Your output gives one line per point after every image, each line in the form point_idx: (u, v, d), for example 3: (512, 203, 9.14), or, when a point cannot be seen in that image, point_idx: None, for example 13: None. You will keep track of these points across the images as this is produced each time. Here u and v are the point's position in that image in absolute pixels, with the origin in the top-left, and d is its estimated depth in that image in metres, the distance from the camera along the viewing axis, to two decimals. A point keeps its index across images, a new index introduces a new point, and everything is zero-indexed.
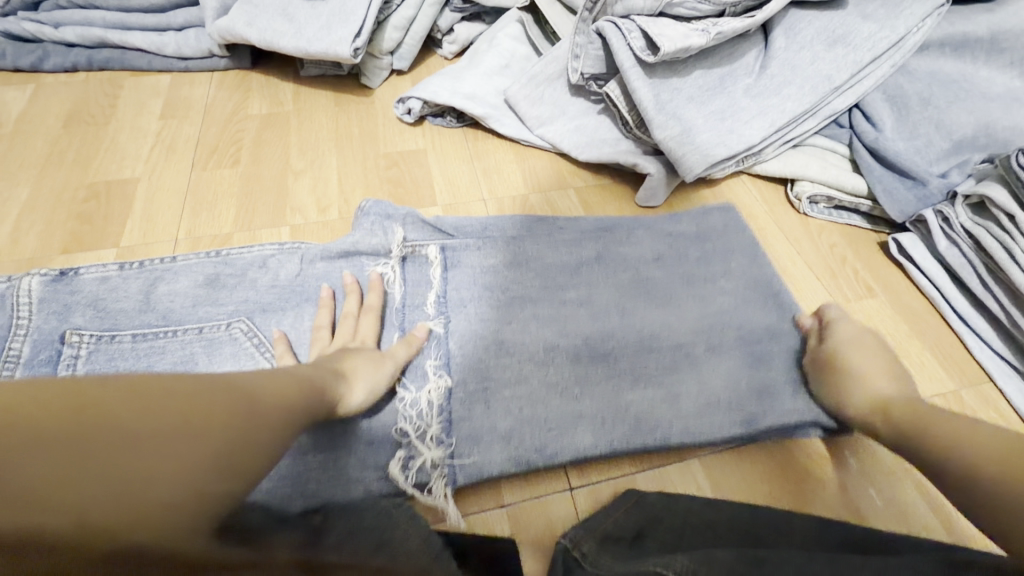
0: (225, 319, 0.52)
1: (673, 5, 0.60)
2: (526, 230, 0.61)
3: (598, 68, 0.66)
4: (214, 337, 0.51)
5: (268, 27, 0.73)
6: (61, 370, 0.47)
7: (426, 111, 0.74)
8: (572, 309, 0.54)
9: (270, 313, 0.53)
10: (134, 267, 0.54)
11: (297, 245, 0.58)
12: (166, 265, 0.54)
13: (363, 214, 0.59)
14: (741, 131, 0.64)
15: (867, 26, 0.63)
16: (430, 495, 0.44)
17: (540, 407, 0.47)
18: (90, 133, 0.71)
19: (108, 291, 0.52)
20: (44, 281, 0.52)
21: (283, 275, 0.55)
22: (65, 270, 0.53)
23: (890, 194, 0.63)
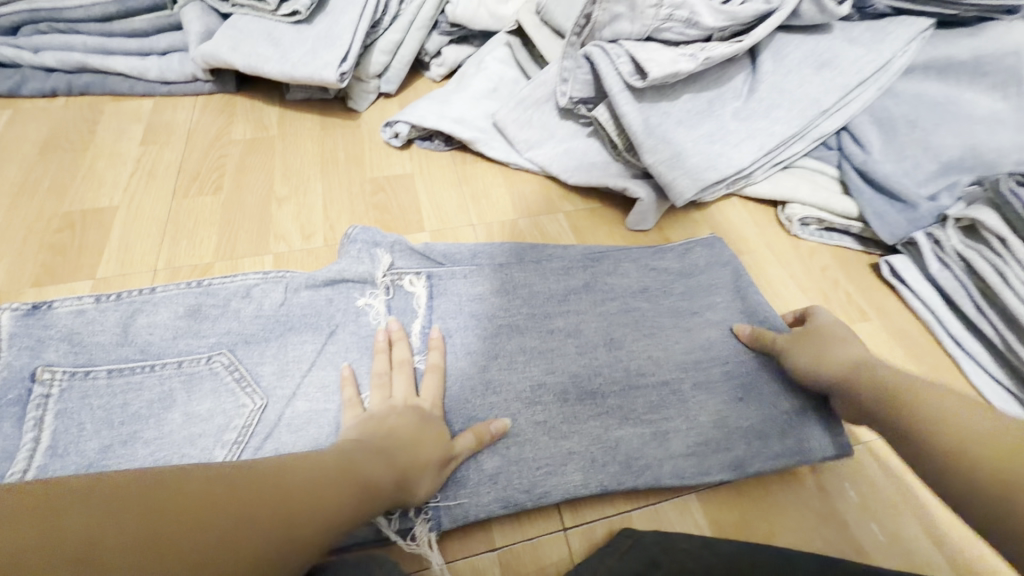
0: (205, 352, 0.50)
1: (661, 30, 0.60)
2: (516, 257, 0.60)
3: (586, 92, 0.66)
4: (193, 372, 0.49)
5: (253, 52, 0.72)
6: (32, 410, 0.45)
7: (414, 135, 0.73)
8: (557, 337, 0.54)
9: (252, 345, 0.51)
10: (111, 299, 0.52)
11: (282, 273, 0.55)
12: (145, 296, 0.52)
13: (349, 240, 0.58)
14: (730, 154, 0.63)
15: (853, 50, 0.64)
16: (415, 543, 0.41)
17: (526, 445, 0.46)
18: (67, 161, 0.69)
19: (84, 324, 0.50)
20: (16, 316, 0.49)
21: (267, 305, 0.53)
22: (38, 304, 0.50)
23: (880, 217, 0.62)
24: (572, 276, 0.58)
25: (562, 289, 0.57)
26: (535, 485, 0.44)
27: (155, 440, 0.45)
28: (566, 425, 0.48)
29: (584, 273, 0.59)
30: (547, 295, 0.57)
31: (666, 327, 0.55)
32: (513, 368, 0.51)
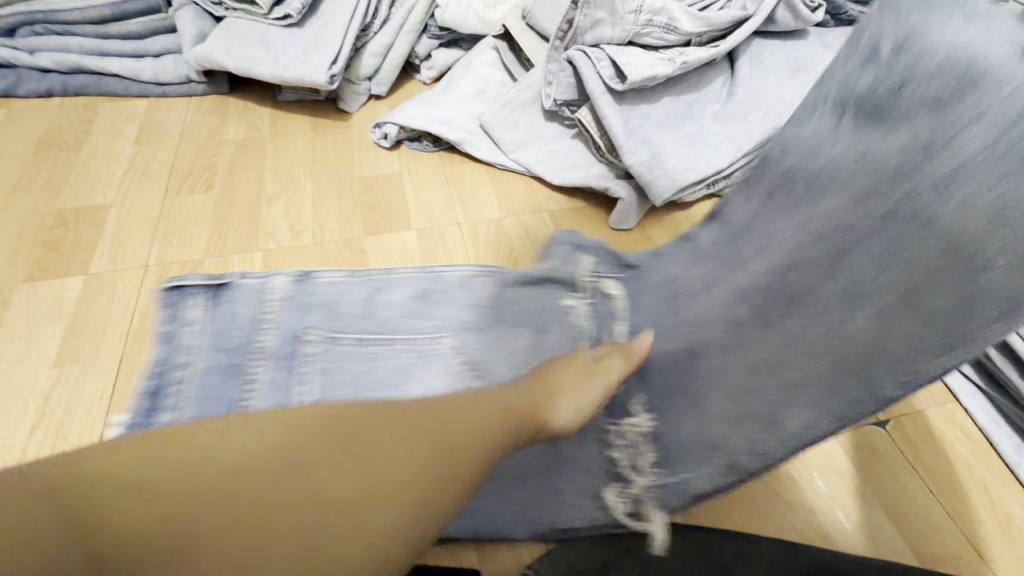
0: (426, 334, 0.54)
1: (641, 34, 0.62)
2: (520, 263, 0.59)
3: (569, 95, 0.67)
4: (424, 350, 0.53)
5: (245, 54, 0.74)
6: (303, 368, 0.50)
7: (403, 135, 0.75)
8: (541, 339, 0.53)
9: (470, 332, 0.54)
10: (359, 274, 0.58)
11: (443, 269, 0.59)
12: (386, 276, 0.58)
13: (556, 242, 0.60)
14: (708, 155, 0.65)
15: (827, 55, 0.67)
16: (643, 522, 0.42)
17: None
18: (61, 160, 0.70)
19: (338, 294, 0.56)
20: (289, 280, 0.56)
21: (476, 298, 0.56)
22: (305, 271, 0.57)
23: None
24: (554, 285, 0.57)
25: (537, 307, 0.56)
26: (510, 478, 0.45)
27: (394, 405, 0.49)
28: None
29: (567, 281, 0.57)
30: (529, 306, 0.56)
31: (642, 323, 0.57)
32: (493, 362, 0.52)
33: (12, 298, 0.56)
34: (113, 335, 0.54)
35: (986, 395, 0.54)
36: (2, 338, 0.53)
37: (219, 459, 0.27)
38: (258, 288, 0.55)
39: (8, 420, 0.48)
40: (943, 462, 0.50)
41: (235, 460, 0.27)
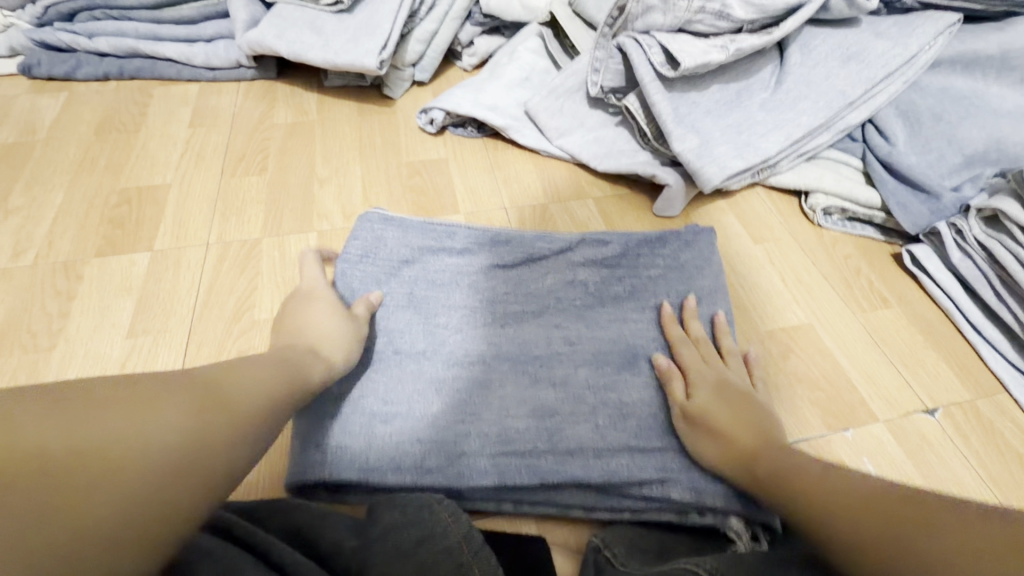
0: (573, 322, 0.56)
1: (692, 22, 0.62)
2: (604, 247, 0.60)
3: (617, 82, 0.68)
4: (573, 338, 0.54)
5: (296, 40, 0.75)
6: (453, 342, 0.54)
7: (448, 121, 0.76)
8: (606, 331, 0.55)
9: (613, 320, 0.56)
10: (514, 255, 0.59)
11: (638, 257, 0.60)
12: (540, 260, 0.59)
13: (692, 236, 0.61)
14: (757, 144, 0.65)
15: (880, 43, 0.66)
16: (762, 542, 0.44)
17: (563, 424, 0.49)
18: (121, 141, 0.73)
19: (489, 275, 0.58)
20: (451, 258, 0.59)
21: (622, 288, 0.58)
22: (465, 248, 0.60)
23: (903, 207, 0.64)
24: (612, 284, 0.58)
25: (590, 298, 0.57)
26: (572, 455, 0.47)
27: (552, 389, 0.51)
28: (602, 392, 0.51)
29: (625, 282, 0.58)
30: (580, 301, 0.57)
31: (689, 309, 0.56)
32: (549, 342, 0.54)
33: (84, 271, 0.59)
34: (181, 309, 0.56)
35: None
36: (77, 309, 0.56)
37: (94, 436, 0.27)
38: (423, 261, 0.58)
39: None
40: (992, 451, 0.51)
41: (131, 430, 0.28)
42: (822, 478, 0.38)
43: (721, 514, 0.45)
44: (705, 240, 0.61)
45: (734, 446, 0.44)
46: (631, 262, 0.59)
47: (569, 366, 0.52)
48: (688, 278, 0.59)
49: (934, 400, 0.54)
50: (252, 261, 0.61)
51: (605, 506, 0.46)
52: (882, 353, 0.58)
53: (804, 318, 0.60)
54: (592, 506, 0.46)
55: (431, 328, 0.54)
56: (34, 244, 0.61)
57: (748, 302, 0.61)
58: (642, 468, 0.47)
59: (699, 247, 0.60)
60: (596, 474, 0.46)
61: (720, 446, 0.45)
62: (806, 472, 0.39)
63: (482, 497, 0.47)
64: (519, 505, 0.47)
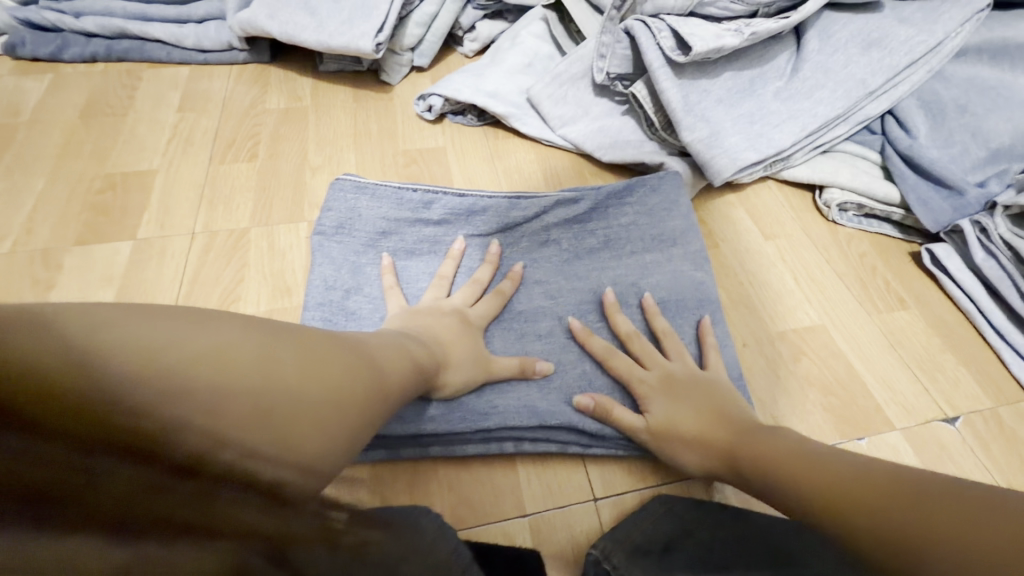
0: (555, 278, 0.55)
1: (705, 4, 0.59)
2: (575, 203, 0.59)
3: (624, 68, 0.65)
4: (553, 292, 0.54)
5: (289, 21, 0.72)
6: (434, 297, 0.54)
7: (447, 108, 0.73)
8: (585, 282, 0.55)
9: (591, 272, 0.55)
10: (484, 215, 0.58)
11: (609, 206, 0.59)
12: (513, 220, 0.58)
13: (659, 181, 0.61)
14: (771, 135, 0.62)
15: (903, 29, 0.62)
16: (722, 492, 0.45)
17: (552, 406, 0.47)
18: (107, 125, 0.70)
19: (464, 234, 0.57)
20: (427, 227, 0.58)
21: (596, 239, 0.57)
22: (440, 217, 0.58)
23: (924, 203, 0.61)
24: (586, 237, 0.58)
25: (566, 254, 0.57)
26: (565, 399, 0.47)
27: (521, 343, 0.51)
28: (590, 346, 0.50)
29: (599, 234, 0.58)
30: (558, 258, 0.56)
31: (661, 262, 0.56)
32: (550, 339, 0.51)
33: (64, 261, 0.56)
34: (164, 300, 0.54)
35: None
36: (56, 300, 0.53)
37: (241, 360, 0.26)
38: (398, 232, 0.57)
39: None
40: (1016, 464, 0.48)
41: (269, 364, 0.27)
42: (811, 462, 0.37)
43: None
44: (673, 187, 0.60)
45: (705, 440, 0.42)
46: (605, 214, 0.59)
47: (539, 319, 0.52)
48: (659, 223, 0.58)
49: (954, 407, 0.51)
50: (239, 252, 0.58)
51: (601, 445, 0.46)
52: (898, 357, 0.55)
53: (817, 319, 0.57)
54: (588, 443, 0.46)
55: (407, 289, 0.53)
56: (13, 232, 0.58)
57: (758, 301, 0.58)
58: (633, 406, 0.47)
59: (667, 189, 0.60)
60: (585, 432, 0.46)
61: (682, 442, 0.43)
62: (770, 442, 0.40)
63: (484, 439, 0.46)
64: (520, 445, 0.46)
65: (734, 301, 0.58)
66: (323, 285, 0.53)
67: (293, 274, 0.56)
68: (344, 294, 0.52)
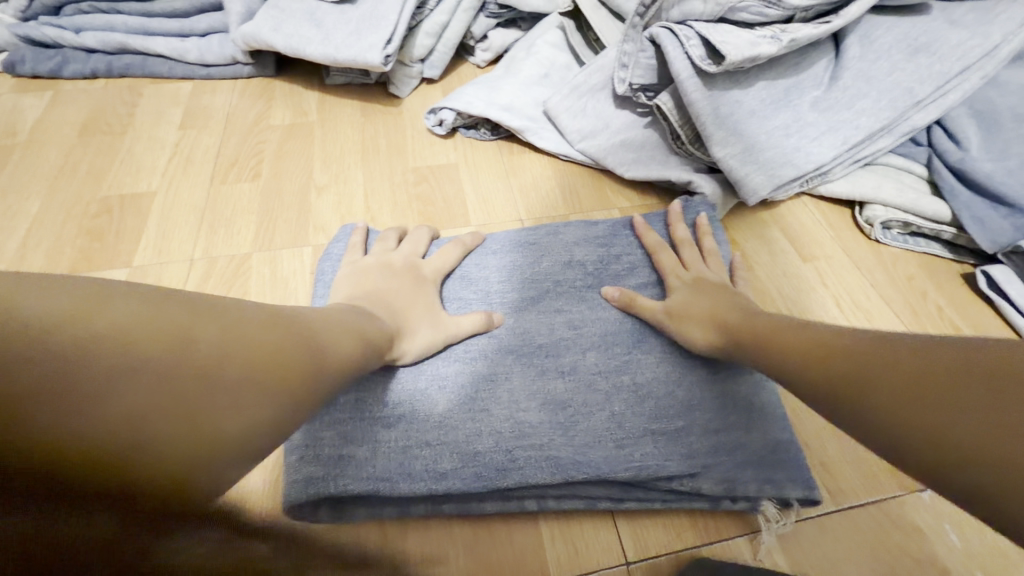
0: (579, 307, 0.51)
1: (736, 9, 0.55)
2: (594, 228, 0.56)
3: (649, 78, 0.60)
4: (577, 322, 0.50)
5: (294, 34, 0.69)
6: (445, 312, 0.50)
7: (459, 122, 0.69)
8: (610, 310, 0.50)
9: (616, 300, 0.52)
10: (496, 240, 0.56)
11: (632, 229, 0.57)
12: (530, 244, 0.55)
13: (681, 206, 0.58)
14: (808, 148, 0.58)
15: (955, 33, 0.57)
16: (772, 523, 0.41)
17: (579, 453, 0.42)
18: (106, 144, 0.67)
19: (483, 258, 0.54)
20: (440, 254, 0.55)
21: (620, 264, 0.54)
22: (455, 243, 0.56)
23: (980, 222, 0.56)
24: (610, 263, 0.54)
25: (590, 279, 0.53)
26: (592, 444, 0.43)
27: (545, 378, 0.46)
28: (616, 378, 0.47)
29: (623, 260, 0.54)
30: (580, 282, 0.52)
31: None
32: (573, 376, 0.46)
33: None
34: None
35: None
36: None
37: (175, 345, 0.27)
38: None
39: None
40: None
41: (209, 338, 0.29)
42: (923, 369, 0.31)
43: (753, 498, 0.42)
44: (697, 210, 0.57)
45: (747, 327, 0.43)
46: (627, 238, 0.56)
47: (562, 352, 0.48)
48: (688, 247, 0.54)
49: None
50: (239, 279, 0.54)
51: (636, 497, 0.42)
52: None
53: None
54: (619, 497, 0.42)
55: None
56: (4, 259, 0.55)
57: None
58: (668, 457, 0.42)
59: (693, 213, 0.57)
60: (622, 470, 0.42)
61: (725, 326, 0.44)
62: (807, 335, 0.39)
63: (504, 495, 0.42)
64: (543, 502, 0.42)
65: None
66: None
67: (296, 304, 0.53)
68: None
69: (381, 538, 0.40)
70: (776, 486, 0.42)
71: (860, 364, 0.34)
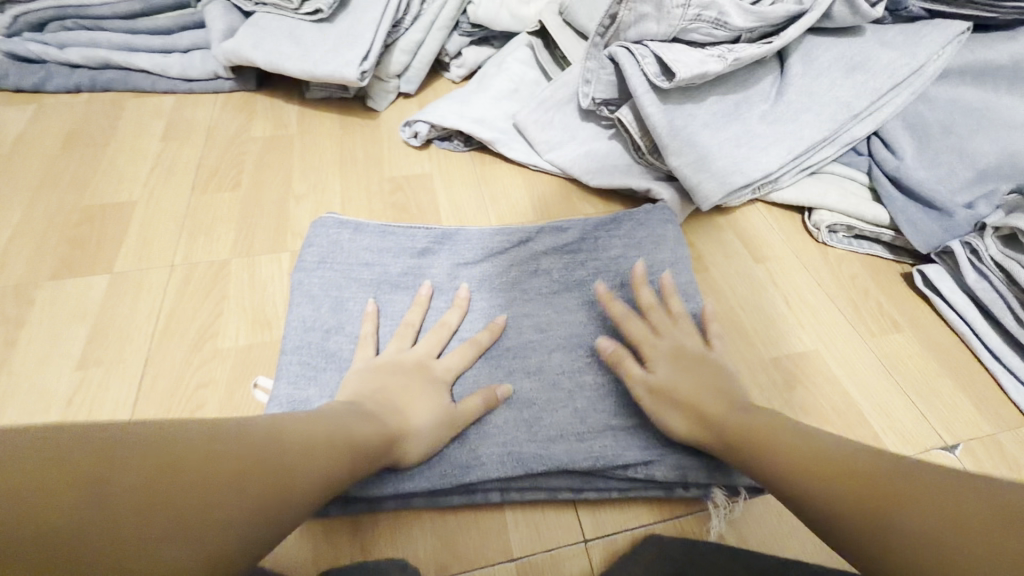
0: (542, 307, 0.54)
1: (688, 31, 0.59)
2: (564, 235, 0.59)
3: (609, 93, 0.65)
4: (542, 321, 0.53)
5: (274, 50, 0.72)
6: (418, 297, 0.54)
7: (433, 134, 0.73)
8: (576, 314, 0.53)
9: (580, 297, 0.55)
10: (466, 242, 0.58)
11: (597, 235, 0.59)
12: (500, 247, 0.58)
13: (646, 214, 0.61)
14: (758, 158, 0.62)
15: (886, 52, 0.63)
16: (715, 508, 0.44)
17: (539, 445, 0.45)
18: (89, 156, 0.69)
19: (456, 259, 0.57)
20: (413, 256, 0.57)
21: (583, 266, 0.57)
22: (428, 245, 0.58)
23: (914, 224, 0.60)
24: (576, 268, 0.57)
25: (556, 284, 0.56)
26: (554, 437, 0.45)
27: (510, 374, 0.49)
28: (580, 377, 0.49)
29: (589, 266, 0.57)
30: (547, 288, 0.55)
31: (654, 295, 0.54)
32: (539, 375, 0.49)
33: (35, 296, 0.54)
34: (139, 336, 0.52)
35: None
36: (25, 337, 0.51)
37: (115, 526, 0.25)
38: (380, 257, 0.56)
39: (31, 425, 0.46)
40: None
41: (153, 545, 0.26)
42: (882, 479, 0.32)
43: (705, 486, 0.44)
44: (660, 218, 0.60)
45: (700, 409, 0.42)
46: (593, 245, 0.59)
47: (527, 349, 0.51)
48: (648, 255, 0.57)
49: (953, 434, 0.50)
50: (218, 285, 0.56)
51: (595, 485, 0.45)
52: (894, 381, 0.54)
53: (810, 343, 0.56)
54: (579, 488, 0.44)
55: (391, 317, 0.52)
56: None
57: (749, 327, 0.57)
58: (625, 448, 0.45)
59: (655, 223, 0.60)
60: (581, 459, 0.44)
61: (675, 401, 0.43)
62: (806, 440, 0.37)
63: (469, 488, 0.44)
64: (507, 493, 0.44)
65: (726, 324, 0.57)
66: (300, 324, 0.51)
67: (273, 307, 0.55)
68: (324, 333, 0.50)
69: (353, 525, 0.43)
70: (727, 475, 0.44)
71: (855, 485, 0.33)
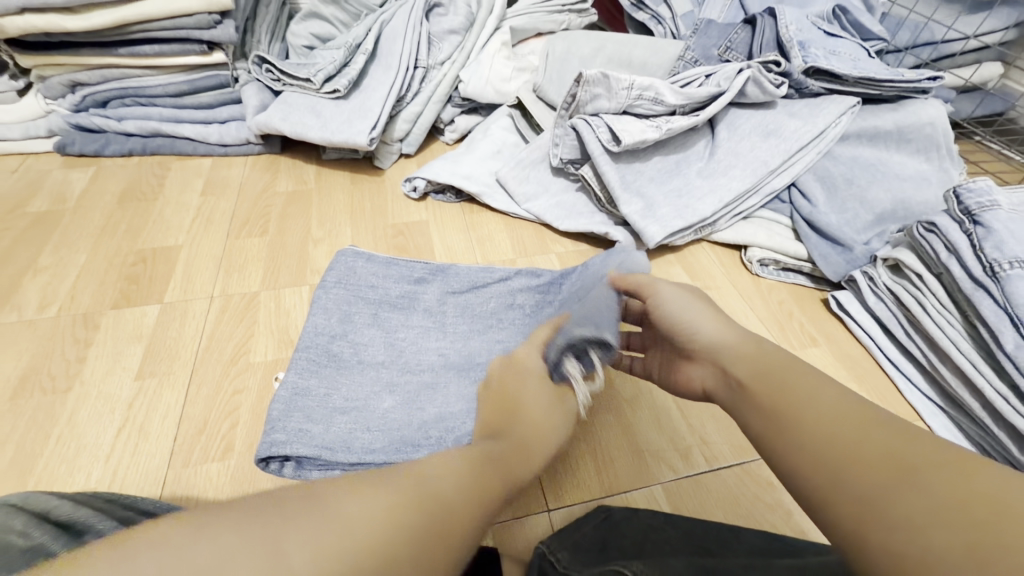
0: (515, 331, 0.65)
1: (634, 106, 0.75)
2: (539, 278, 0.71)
3: (573, 154, 0.79)
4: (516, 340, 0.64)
5: (299, 122, 0.87)
6: (415, 317, 0.66)
7: (430, 188, 0.87)
8: None
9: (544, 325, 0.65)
10: (456, 276, 0.71)
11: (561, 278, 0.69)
12: (484, 280, 0.70)
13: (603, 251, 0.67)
14: (695, 206, 0.75)
15: (793, 121, 0.78)
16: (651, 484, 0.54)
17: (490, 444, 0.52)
18: (141, 209, 0.83)
19: (449, 289, 0.69)
20: (413, 286, 0.69)
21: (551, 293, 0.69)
22: (425, 278, 0.70)
23: (824, 258, 0.73)
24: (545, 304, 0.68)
25: (529, 309, 0.67)
26: None
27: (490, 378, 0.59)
28: None
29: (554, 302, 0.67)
30: (521, 313, 0.67)
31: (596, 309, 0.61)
32: None
33: (100, 322, 0.66)
34: (185, 354, 0.63)
35: (947, 414, 0.61)
36: (93, 355, 0.62)
37: (290, 553, 0.23)
38: (387, 286, 0.69)
39: (97, 422, 0.56)
40: None
41: (365, 552, 0.24)
42: (900, 454, 0.30)
43: None
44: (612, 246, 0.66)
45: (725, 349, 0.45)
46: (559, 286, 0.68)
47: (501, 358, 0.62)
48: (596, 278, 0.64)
49: None
50: (250, 311, 0.68)
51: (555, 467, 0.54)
52: None
53: None
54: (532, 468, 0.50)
55: (393, 334, 0.64)
56: (58, 298, 0.69)
57: None
58: None
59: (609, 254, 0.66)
60: None
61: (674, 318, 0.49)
62: (815, 413, 0.35)
63: None
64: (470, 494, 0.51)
65: None
66: (313, 330, 0.62)
67: (295, 329, 0.66)
68: (330, 338, 0.62)
69: None
70: None
71: (875, 457, 0.31)
